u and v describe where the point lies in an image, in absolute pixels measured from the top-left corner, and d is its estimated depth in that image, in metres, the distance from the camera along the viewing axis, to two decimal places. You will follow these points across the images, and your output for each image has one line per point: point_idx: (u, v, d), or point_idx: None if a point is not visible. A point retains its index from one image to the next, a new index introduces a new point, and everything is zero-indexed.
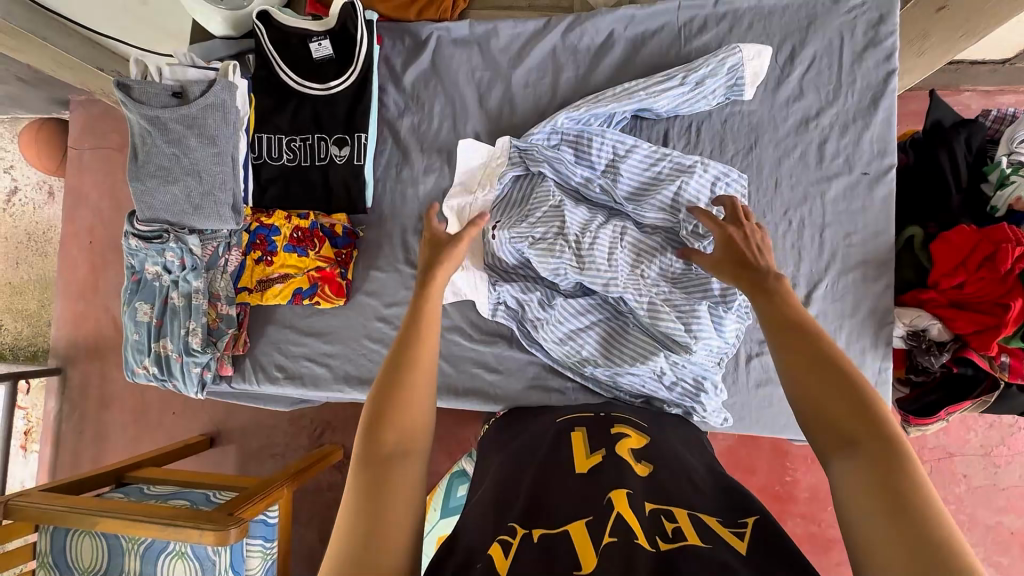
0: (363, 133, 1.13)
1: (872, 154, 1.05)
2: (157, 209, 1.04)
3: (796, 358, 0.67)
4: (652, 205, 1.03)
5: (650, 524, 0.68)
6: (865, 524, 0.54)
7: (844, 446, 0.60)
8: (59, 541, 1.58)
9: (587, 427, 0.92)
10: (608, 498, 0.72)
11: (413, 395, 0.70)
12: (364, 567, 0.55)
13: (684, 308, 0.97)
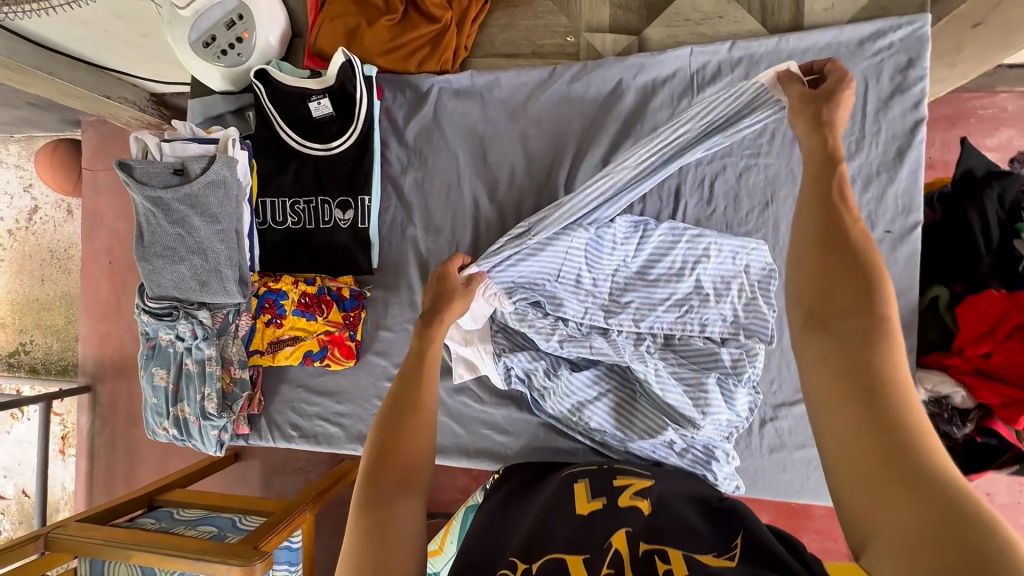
0: (366, 196, 1.11)
1: (897, 211, 1.00)
2: (165, 287, 1.05)
3: (813, 237, 0.68)
4: (666, 278, 1.01)
5: (642, 562, 0.68)
6: (828, 418, 0.59)
7: (830, 328, 0.62)
8: (99, 566, 1.67)
9: (589, 477, 0.92)
10: (609, 541, 0.73)
11: (412, 437, 0.79)
12: None
13: (692, 385, 0.95)
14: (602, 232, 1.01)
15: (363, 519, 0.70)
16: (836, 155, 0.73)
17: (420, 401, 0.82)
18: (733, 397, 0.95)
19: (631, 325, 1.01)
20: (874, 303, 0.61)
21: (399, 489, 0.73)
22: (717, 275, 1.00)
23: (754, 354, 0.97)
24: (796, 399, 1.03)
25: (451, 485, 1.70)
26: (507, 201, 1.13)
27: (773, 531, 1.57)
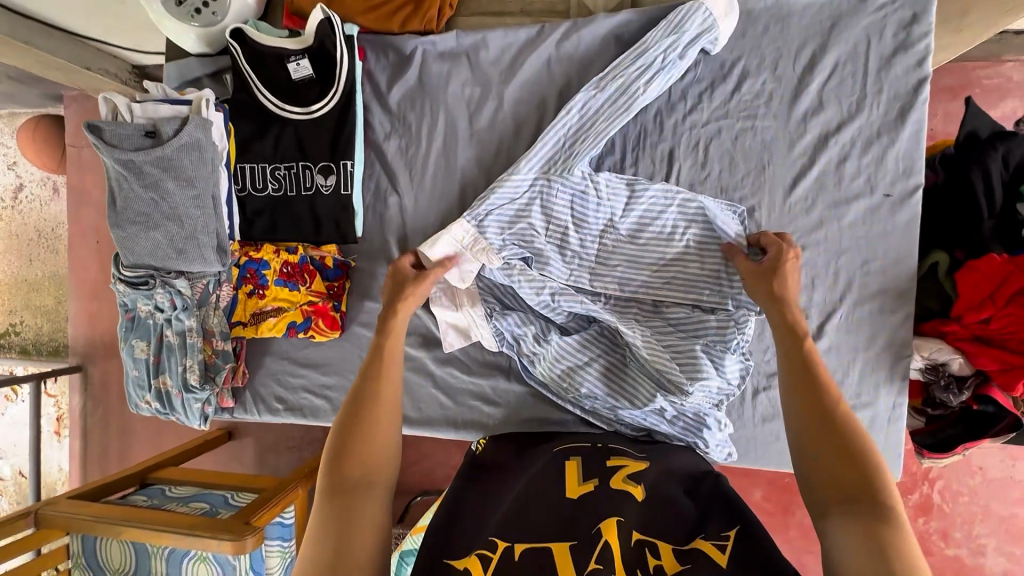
0: (349, 160, 1.07)
1: (897, 174, 0.97)
2: (140, 255, 1.00)
3: (798, 401, 0.80)
4: (655, 240, 0.98)
5: (632, 555, 0.73)
6: (842, 555, 0.64)
7: (842, 497, 0.70)
8: (90, 543, 1.67)
9: (583, 456, 0.91)
10: (598, 526, 0.76)
11: (374, 430, 0.83)
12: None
13: (679, 351, 0.94)
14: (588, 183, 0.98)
15: (325, 514, 0.74)
16: (798, 326, 0.84)
17: (382, 397, 0.86)
18: (722, 365, 0.93)
19: (619, 290, 0.99)
20: (862, 461, 0.71)
21: (359, 485, 0.77)
22: (709, 236, 0.96)
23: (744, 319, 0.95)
24: None
25: (443, 461, 1.70)
26: (495, 166, 1.08)
27: (766, 506, 1.56)
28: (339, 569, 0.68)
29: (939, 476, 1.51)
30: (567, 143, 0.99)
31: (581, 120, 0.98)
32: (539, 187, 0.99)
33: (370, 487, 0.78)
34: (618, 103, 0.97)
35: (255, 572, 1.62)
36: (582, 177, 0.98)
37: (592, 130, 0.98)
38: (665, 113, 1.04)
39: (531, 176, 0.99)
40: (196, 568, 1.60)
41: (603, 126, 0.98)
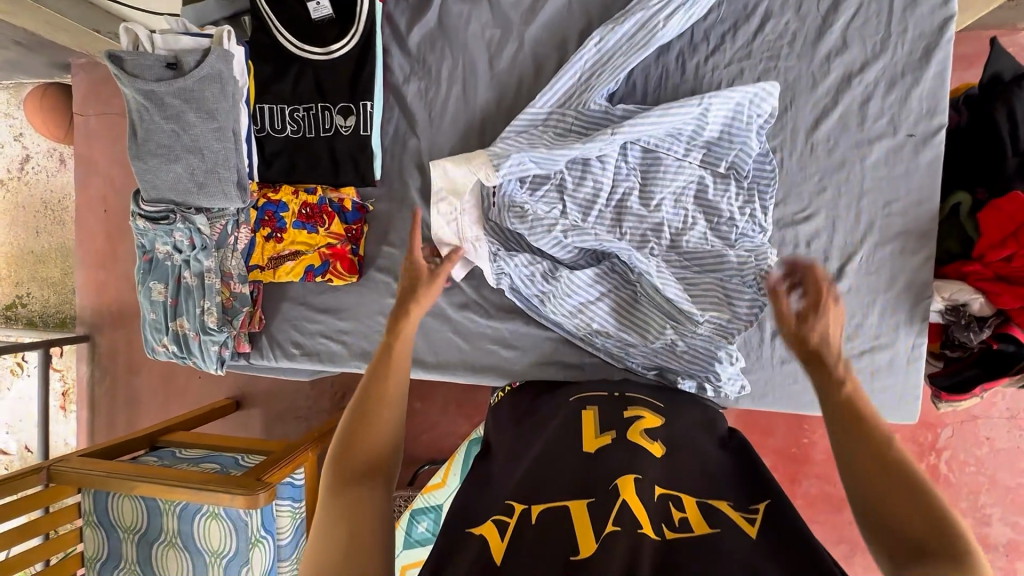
0: (368, 101, 1.06)
1: (920, 114, 0.96)
2: (161, 189, 1.03)
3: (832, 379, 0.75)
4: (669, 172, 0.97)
5: (656, 512, 0.67)
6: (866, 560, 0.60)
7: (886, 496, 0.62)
8: (102, 501, 1.61)
9: (599, 406, 0.89)
10: (615, 485, 0.70)
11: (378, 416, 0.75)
12: None
13: (689, 275, 0.98)
14: (606, 113, 0.99)
15: (333, 507, 0.67)
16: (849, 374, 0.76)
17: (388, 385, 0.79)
18: (736, 296, 0.95)
19: (634, 222, 0.98)
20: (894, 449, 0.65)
21: (365, 473, 0.70)
22: (721, 166, 0.97)
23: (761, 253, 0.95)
24: None
25: (450, 429, 1.69)
26: (516, 109, 1.08)
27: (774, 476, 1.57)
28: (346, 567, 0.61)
29: (946, 446, 1.50)
30: (585, 77, 1.00)
31: (599, 55, 0.99)
32: (552, 121, 1.01)
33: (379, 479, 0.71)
34: (636, 39, 0.97)
35: (266, 530, 1.56)
36: (598, 110, 0.99)
37: (608, 67, 0.99)
38: (687, 54, 1.03)
39: (545, 111, 1.01)
40: (208, 525, 1.55)
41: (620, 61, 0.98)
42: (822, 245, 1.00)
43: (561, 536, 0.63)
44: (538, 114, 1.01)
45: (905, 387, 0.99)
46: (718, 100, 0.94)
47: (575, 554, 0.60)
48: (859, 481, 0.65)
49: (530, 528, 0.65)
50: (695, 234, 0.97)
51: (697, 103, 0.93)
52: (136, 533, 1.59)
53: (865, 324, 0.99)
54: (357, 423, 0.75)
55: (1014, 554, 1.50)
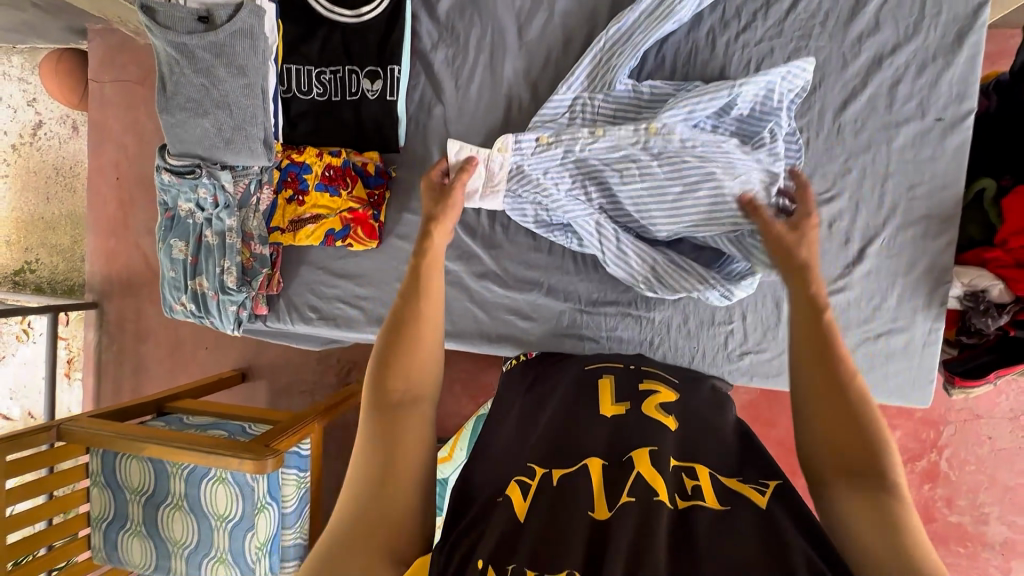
0: (397, 66, 1.06)
1: (950, 98, 0.96)
2: (189, 142, 1.05)
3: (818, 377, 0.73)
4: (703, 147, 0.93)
5: (670, 482, 0.68)
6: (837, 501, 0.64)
7: (856, 477, 0.64)
8: (110, 461, 1.60)
9: (616, 375, 0.90)
10: (629, 456, 0.71)
11: (416, 359, 0.77)
12: (377, 501, 0.65)
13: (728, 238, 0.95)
14: (634, 95, 0.99)
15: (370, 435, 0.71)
16: (819, 302, 0.78)
17: (420, 329, 0.79)
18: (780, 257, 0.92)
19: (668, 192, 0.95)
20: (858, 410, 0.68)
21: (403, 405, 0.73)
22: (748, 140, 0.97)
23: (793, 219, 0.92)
24: (830, 290, 1.01)
25: (455, 408, 1.69)
26: (542, 79, 1.08)
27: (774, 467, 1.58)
28: (387, 486, 0.66)
29: (948, 444, 1.51)
30: (605, 57, 0.99)
31: (616, 35, 0.98)
32: (582, 104, 1.00)
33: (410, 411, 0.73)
34: (655, 13, 0.96)
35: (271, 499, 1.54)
36: (625, 92, 0.99)
37: (627, 44, 0.98)
38: (718, 30, 1.03)
39: (572, 94, 1.01)
40: (215, 489, 1.53)
41: (642, 37, 0.97)
42: (844, 227, 1.00)
43: (577, 500, 0.65)
44: (566, 99, 1.01)
45: (919, 371, 1.00)
46: (749, 85, 0.92)
47: (590, 515, 0.63)
48: (838, 473, 0.66)
49: (551, 490, 0.67)
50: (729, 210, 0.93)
51: (727, 91, 0.92)
52: (143, 495, 1.58)
53: (883, 308, 1.00)
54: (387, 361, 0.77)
55: (1010, 553, 1.50)
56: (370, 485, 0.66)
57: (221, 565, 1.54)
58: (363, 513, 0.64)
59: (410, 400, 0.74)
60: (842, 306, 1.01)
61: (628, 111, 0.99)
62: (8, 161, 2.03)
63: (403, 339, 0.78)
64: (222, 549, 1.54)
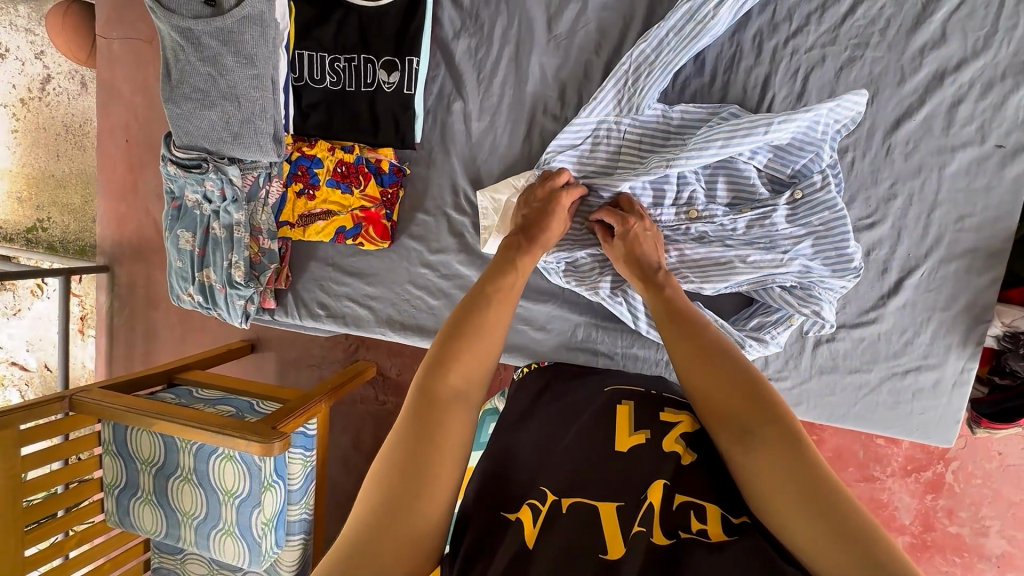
0: (414, 57, 0.99)
1: (1015, 123, 0.88)
2: (194, 135, 1.02)
3: (706, 381, 0.71)
4: (735, 181, 0.94)
5: (676, 516, 0.65)
6: (785, 518, 0.58)
7: (748, 439, 0.64)
8: (121, 432, 1.55)
9: (634, 402, 0.81)
10: (643, 493, 0.68)
11: (474, 356, 0.72)
12: (404, 511, 0.59)
13: (786, 297, 0.94)
14: (662, 120, 0.95)
15: (408, 439, 0.64)
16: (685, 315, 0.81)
17: (488, 327, 0.75)
18: (821, 312, 0.91)
19: (702, 225, 0.96)
20: (758, 401, 0.67)
21: (452, 403, 0.68)
22: (788, 172, 0.92)
23: (842, 270, 0.89)
24: (860, 322, 0.97)
25: None
26: (571, 79, 1.01)
27: None
28: (423, 491, 0.61)
29: (956, 456, 1.36)
30: (628, 79, 0.93)
31: (641, 56, 0.92)
32: (607, 129, 0.97)
33: (463, 411, 0.68)
34: (685, 32, 0.89)
35: (278, 477, 1.50)
36: (652, 116, 0.95)
37: (655, 65, 0.91)
38: (766, 33, 0.94)
39: (595, 120, 0.96)
40: (223, 466, 1.49)
41: (671, 57, 0.90)
42: (882, 256, 0.95)
43: (587, 534, 0.63)
44: (590, 123, 0.97)
45: (946, 412, 0.96)
46: (789, 125, 0.85)
47: (602, 555, 0.61)
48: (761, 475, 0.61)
49: (561, 518, 0.65)
50: (768, 252, 0.92)
51: (762, 131, 0.85)
52: (153, 468, 1.54)
53: (914, 343, 0.95)
54: (444, 357, 0.71)
55: (1006, 566, 1.37)
56: (399, 490, 0.61)
57: (228, 538, 1.51)
58: (386, 520, 0.58)
59: (463, 399, 0.69)
60: (871, 338, 0.97)
61: (660, 138, 0.96)
62: (18, 115, 1.97)
63: (471, 333, 0.74)
64: (229, 522, 1.50)
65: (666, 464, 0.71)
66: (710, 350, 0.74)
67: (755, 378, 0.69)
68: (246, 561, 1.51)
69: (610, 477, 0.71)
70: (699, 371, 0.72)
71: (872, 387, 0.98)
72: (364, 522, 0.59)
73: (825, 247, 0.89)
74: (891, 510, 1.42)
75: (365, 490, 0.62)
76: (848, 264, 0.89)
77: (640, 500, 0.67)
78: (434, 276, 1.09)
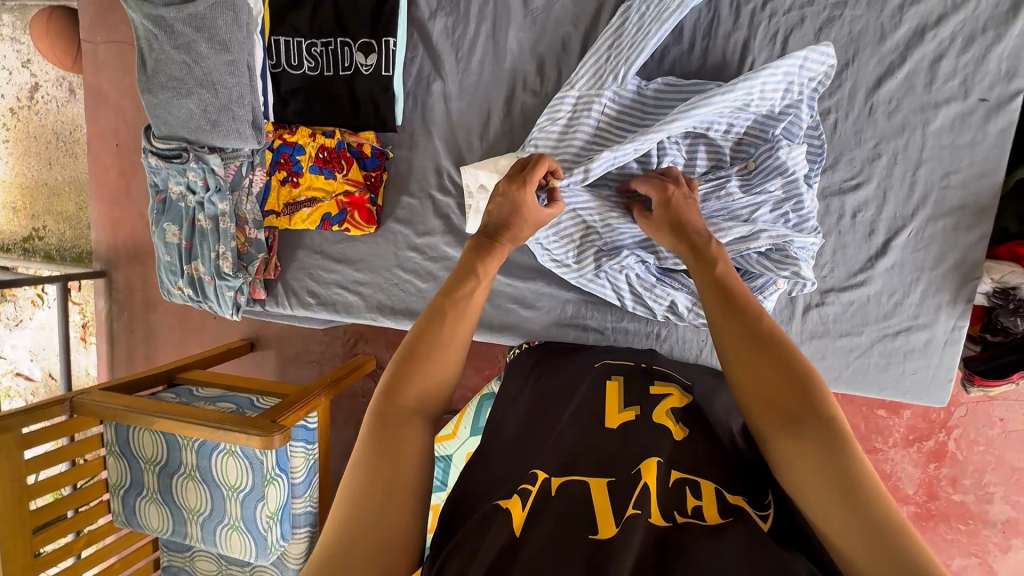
0: (391, 38, 0.98)
1: (997, 76, 0.87)
2: (173, 125, 1.03)
3: (753, 365, 0.67)
4: (712, 152, 0.94)
5: (671, 497, 0.63)
6: (821, 511, 0.57)
7: (792, 429, 0.61)
8: (123, 432, 1.54)
9: (625, 375, 0.82)
10: (636, 469, 0.66)
11: (434, 368, 0.72)
12: (374, 524, 0.59)
13: (769, 262, 0.92)
14: (638, 97, 0.94)
15: (371, 448, 0.65)
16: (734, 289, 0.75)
17: (449, 340, 0.74)
18: (800, 271, 0.90)
19: None
20: (806, 390, 0.63)
21: (412, 418, 0.69)
22: (765, 138, 0.91)
23: (803, 229, 0.91)
24: (849, 285, 0.97)
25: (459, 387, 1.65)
26: (549, 53, 1.00)
27: None
28: (390, 504, 0.61)
29: (957, 425, 1.36)
30: (610, 54, 0.92)
31: (622, 31, 0.92)
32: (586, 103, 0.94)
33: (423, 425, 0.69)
34: (664, 3, 0.88)
35: (281, 470, 1.50)
36: (629, 93, 0.94)
37: (636, 40, 0.90)
38: None
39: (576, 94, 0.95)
40: (225, 462, 1.49)
41: (652, 28, 0.89)
42: (868, 217, 0.94)
43: (578, 514, 0.61)
44: (571, 98, 0.95)
45: (937, 370, 0.95)
46: (768, 74, 0.86)
47: (593, 535, 0.58)
48: (801, 465, 0.59)
49: (549, 499, 0.63)
50: (744, 227, 0.89)
51: (744, 81, 0.86)
52: (156, 466, 1.54)
53: (904, 304, 0.95)
54: (408, 368, 0.71)
55: (1011, 532, 1.37)
56: (366, 505, 0.61)
57: (234, 533, 1.50)
58: (352, 539, 0.58)
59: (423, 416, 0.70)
60: (860, 301, 0.97)
61: (638, 114, 0.94)
62: (9, 125, 1.97)
63: (430, 348, 0.73)
64: (234, 517, 1.50)
65: (655, 431, 0.71)
66: (759, 333, 0.69)
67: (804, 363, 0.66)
68: (253, 554, 1.50)
69: (597, 440, 0.71)
70: (743, 355, 0.68)
71: (862, 349, 0.98)
72: (334, 538, 0.59)
73: (783, 209, 0.91)
74: (895, 480, 1.42)
75: (334, 502, 0.63)
76: (805, 222, 0.91)
77: (626, 462, 0.68)
78: (422, 259, 1.09)
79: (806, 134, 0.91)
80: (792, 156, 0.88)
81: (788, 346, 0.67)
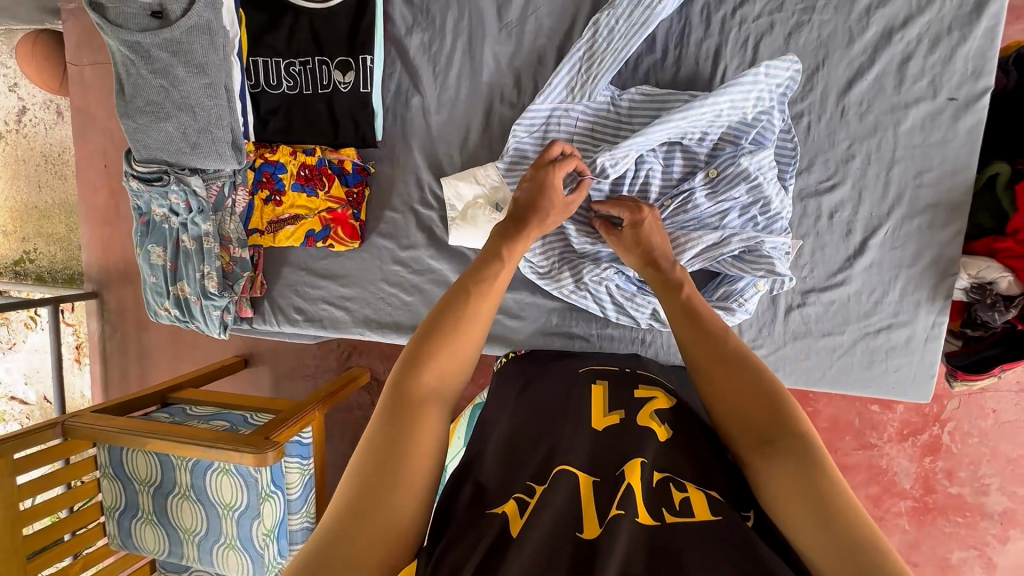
0: (368, 55, 1.00)
1: (965, 75, 0.88)
2: (153, 149, 1.04)
3: (725, 389, 0.70)
4: (687, 159, 0.95)
5: (656, 496, 0.63)
6: (802, 535, 0.57)
7: (767, 450, 0.63)
8: (116, 455, 1.53)
9: (609, 380, 0.83)
10: (621, 470, 0.66)
11: (455, 351, 0.73)
12: (381, 503, 0.59)
13: (745, 262, 0.93)
14: (610, 108, 0.96)
15: (383, 427, 0.65)
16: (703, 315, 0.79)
17: (467, 325, 0.74)
18: (774, 269, 0.91)
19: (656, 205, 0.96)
20: (777, 411, 0.65)
21: (427, 400, 0.69)
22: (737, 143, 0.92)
23: (773, 230, 0.93)
24: (829, 285, 0.98)
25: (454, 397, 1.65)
26: (526, 66, 1.01)
27: None
28: (398, 483, 0.61)
29: (950, 417, 1.37)
30: (583, 67, 0.93)
31: (594, 42, 0.92)
32: (558, 117, 0.97)
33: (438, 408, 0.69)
34: (633, 18, 0.89)
35: (276, 487, 1.49)
36: (603, 104, 0.96)
37: (607, 52, 0.91)
38: (713, 6, 0.95)
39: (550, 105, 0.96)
40: (219, 481, 1.48)
41: (621, 41, 0.90)
42: (846, 217, 0.95)
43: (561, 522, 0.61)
44: (544, 110, 0.96)
45: (920, 367, 0.96)
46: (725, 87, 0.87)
47: (579, 534, 0.58)
48: (776, 489, 0.60)
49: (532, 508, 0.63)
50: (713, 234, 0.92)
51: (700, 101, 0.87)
52: (150, 487, 1.53)
53: (884, 302, 0.96)
54: (424, 350, 0.72)
55: (1008, 523, 1.37)
56: (376, 483, 0.61)
57: (230, 552, 1.50)
58: (358, 518, 0.58)
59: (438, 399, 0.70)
60: (842, 300, 0.97)
61: (614, 125, 0.96)
62: None
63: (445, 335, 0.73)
64: (230, 536, 1.49)
65: (637, 435, 0.72)
66: (731, 357, 0.72)
67: (777, 384, 0.68)
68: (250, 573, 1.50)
69: (580, 447, 0.71)
70: (717, 380, 0.71)
71: (846, 348, 0.99)
72: (338, 521, 0.58)
73: (751, 213, 0.93)
74: (891, 475, 1.43)
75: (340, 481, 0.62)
76: (776, 224, 0.92)
77: (609, 466, 0.68)
78: (407, 273, 1.09)
79: (778, 139, 0.92)
80: (755, 162, 0.89)
81: (759, 368, 0.70)
